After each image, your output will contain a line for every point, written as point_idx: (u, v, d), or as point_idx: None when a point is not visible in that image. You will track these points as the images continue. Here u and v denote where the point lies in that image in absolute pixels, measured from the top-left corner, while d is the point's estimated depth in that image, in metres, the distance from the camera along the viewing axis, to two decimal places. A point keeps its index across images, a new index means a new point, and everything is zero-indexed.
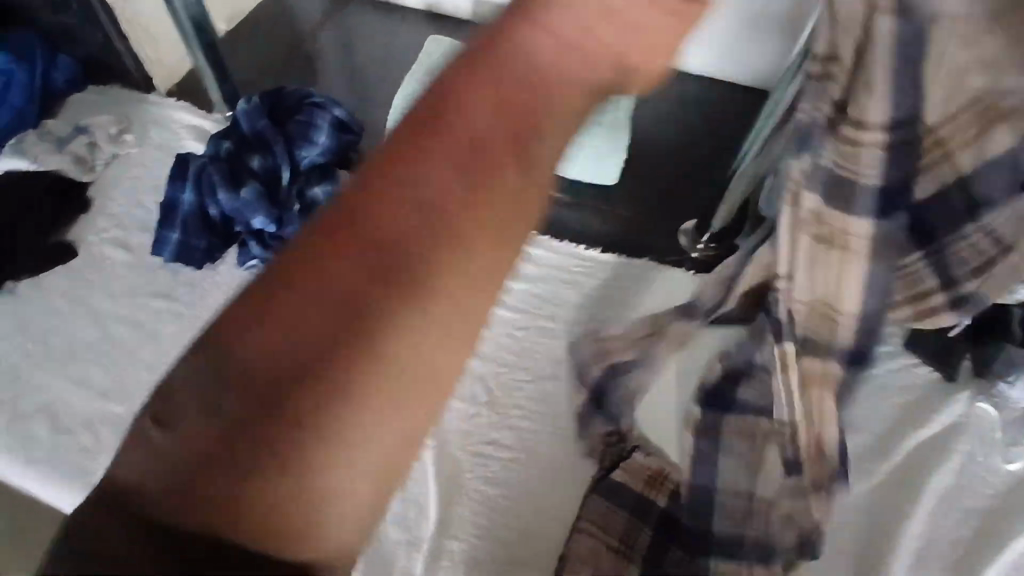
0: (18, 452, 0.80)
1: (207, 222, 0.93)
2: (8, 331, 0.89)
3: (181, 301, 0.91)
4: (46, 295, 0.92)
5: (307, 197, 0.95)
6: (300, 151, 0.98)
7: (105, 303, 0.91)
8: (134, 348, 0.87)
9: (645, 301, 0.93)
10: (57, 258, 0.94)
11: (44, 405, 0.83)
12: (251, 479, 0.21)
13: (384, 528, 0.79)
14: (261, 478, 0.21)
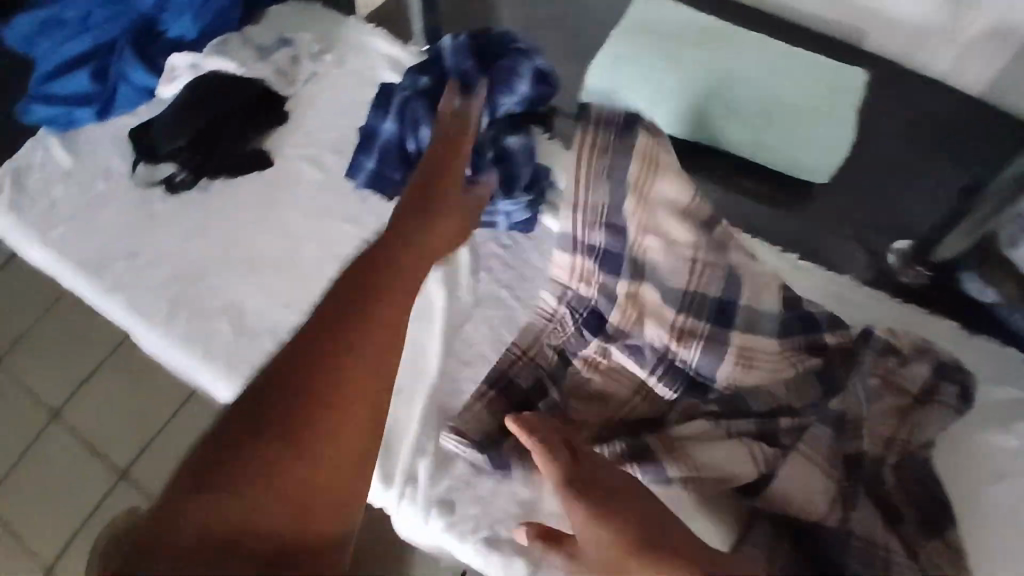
0: (200, 345, 0.83)
1: (402, 155, 0.91)
2: (197, 227, 0.92)
3: (366, 228, 0.92)
4: (237, 199, 0.93)
5: (500, 145, 0.90)
6: (500, 99, 0.92)
7: (295, 217, 0.92)
8: (319, 265, 0.88)
9: (846, 310, 0.89)
10: (254, 165, 0.96)
11: (229, 306, 0.86)
12: (268, 501, 0.45)
13: (538, 499, 0.75)
14: (284, 472, 0.46)
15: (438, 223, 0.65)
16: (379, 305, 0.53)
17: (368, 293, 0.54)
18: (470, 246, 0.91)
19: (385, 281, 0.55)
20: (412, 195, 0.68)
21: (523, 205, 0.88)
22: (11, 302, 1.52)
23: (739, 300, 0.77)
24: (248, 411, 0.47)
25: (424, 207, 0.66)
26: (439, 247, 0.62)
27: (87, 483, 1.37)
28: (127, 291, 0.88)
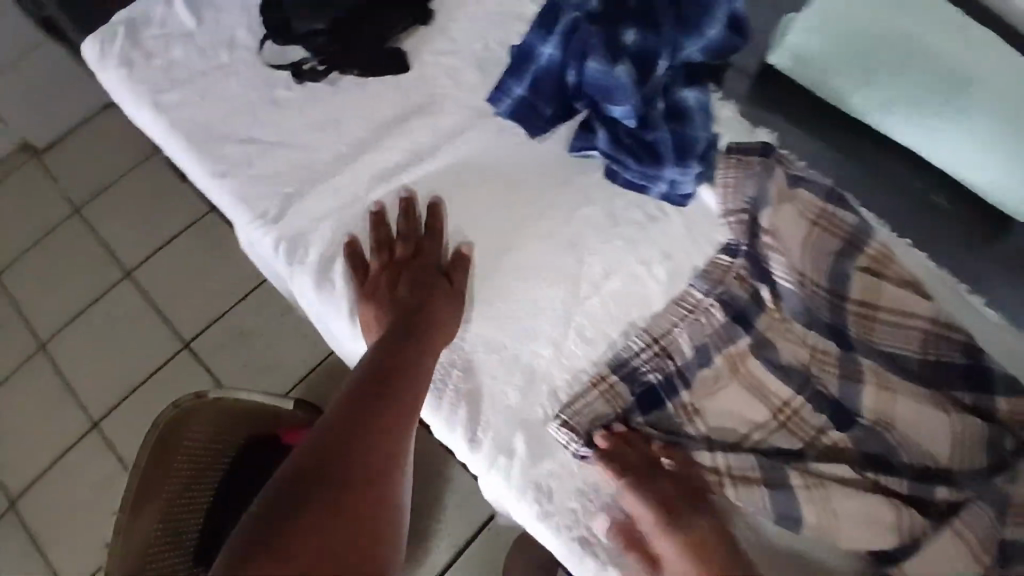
0: (298, 251, 0.78)
1: (559, 88, 0.81)
2: (319, 125, 0.83)
3: (501, 164, 0.81)
4: (367, 101, 0.83)
5: (674, 98, 0.79)
6: (682, 43, 0.79)
7: (426, 135, 0.82)
8: (444, 195, 0.80)
9: None
10: (390, 68, 0.85)
11: (343, 226, 0.78)
12: None
13: None
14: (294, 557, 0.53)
15: (410, 392, 0.67)
16: (382, 423, 0.63)
17: (376, 411, 0.64)
18: (611, 209, 0.80)
19: (394, 400, 0.65)
20: (419, 295, 0.73)
21: (692, 176, 0.77)
22: (100, 153, 1.49)
23: (890, 328, 0.74)
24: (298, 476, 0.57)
25: (432, 285, 0.74)
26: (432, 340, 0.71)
27: (148, 346, 1.36)
28: (237, 181, 0.81)
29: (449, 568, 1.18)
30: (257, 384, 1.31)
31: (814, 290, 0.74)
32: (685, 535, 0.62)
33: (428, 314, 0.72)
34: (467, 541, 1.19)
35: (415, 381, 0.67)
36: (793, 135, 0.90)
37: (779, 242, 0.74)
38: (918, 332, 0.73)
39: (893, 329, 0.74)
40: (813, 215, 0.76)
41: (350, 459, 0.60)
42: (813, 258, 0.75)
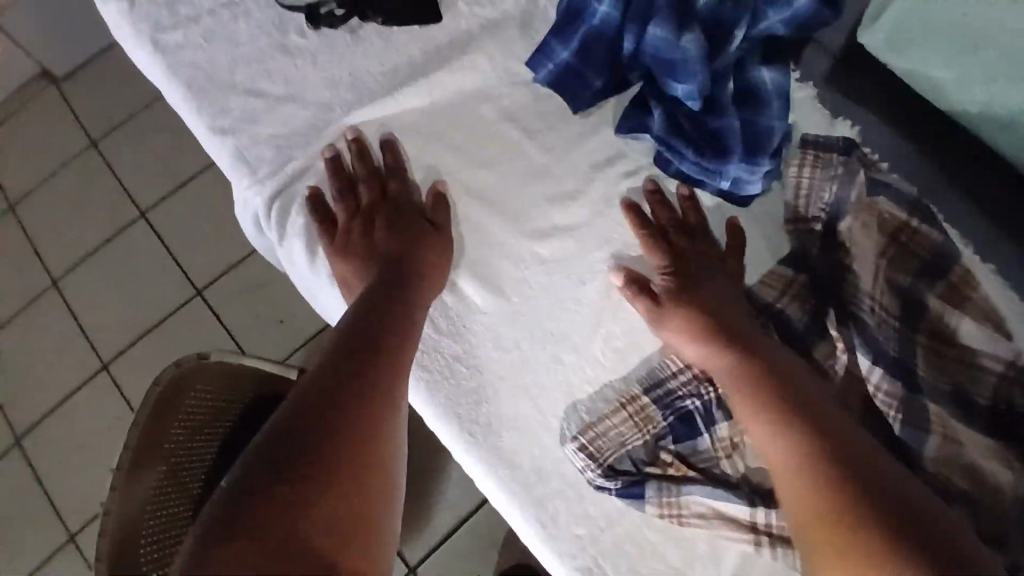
0: (299, 219, 0.69)
1: (612, 56, 0.69)
2: (333, 79, 0.73)
3: (536, 140, 0.72)
4: (391, 55, 0.73)
5: (747, 78, 0.67)
6: (765, 11, 0.66)
7: (452, 100, 0.73)
8: (468, 169, 0.71)
9: None
10: (419, 17, 0.74)
11: (349, 195, 0.69)
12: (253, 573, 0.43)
13: (659, 544, 0.61)
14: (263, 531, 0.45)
15: (387, 341, 0.59)
16: (368, 376, 0.57)
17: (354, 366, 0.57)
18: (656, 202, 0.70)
19: (374, 353, 0.58)
20: (399, 240, 0.66)
21: (762, 174, 0.65)
22: (117, 84, 1.41)
23: (965, 369, 0.64)
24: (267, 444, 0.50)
25: (413, 228, 0.66)
26: (411, 286, 0.63)
27: (157, 292, 1.30)
28: (239, 138, 0.72)
29: (453, 536, 1.07)
30: (266, 340, 1.26)
31: (882, 319, 0.64)
32: (747, 375, 0.57)
33: (404, 260, 0.65)
34: (474, 509, 1.08)
35: (393, 329, 0.60)
36: (876, 130, 0.78)
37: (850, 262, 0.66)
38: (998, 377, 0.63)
39: (967, 369, 0.64)
40: (895, 229, 0.66)
41: (336, 421, 0.53)
42: (884, 280, 0.65)
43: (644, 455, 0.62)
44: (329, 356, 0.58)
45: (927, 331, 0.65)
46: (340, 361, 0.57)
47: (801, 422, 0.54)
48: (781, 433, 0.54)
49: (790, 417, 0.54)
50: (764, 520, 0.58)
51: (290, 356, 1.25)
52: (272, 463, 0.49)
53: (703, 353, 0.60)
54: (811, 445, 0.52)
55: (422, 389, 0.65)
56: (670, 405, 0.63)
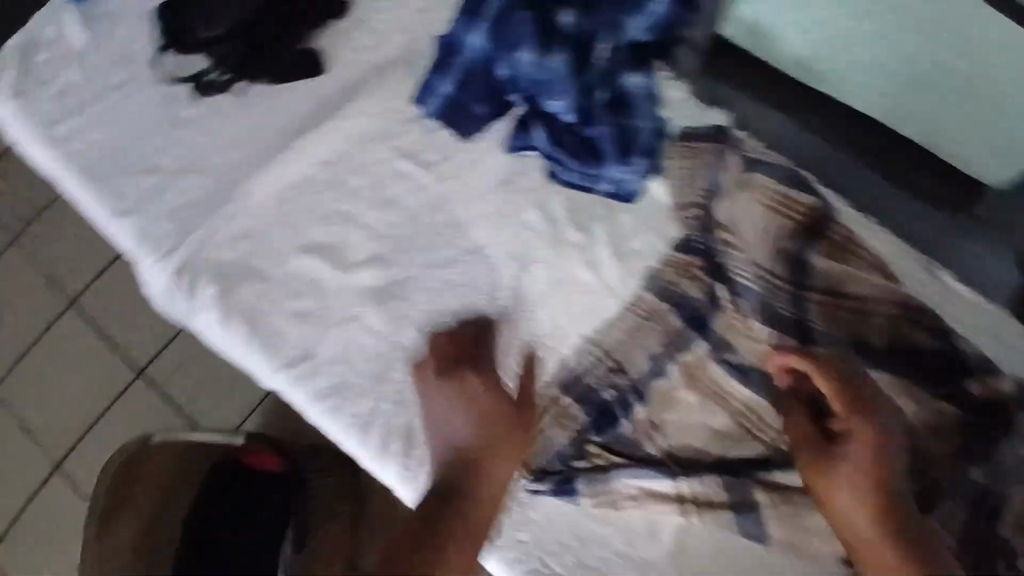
0: (212, 286, 0.70)
1: (490, 83, 0.72)
2: (227, 145, 0.75)
3: (432, 173, 0.74)
4: (279, 112, 0.76)
5: (616, 87, 0.71)
6: (626, 20, 0.71)
7: (343, 145, 0.74)
8: (366, 210, 0.72)
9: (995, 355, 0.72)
10: (303, 71, 0.76)
11: (253, 257, 0.70)
12: None
13: (602, 533, 0.65)
14: None
15: (490, 479, 0.62)
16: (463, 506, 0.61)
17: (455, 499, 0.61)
18: (553, 213, 0.73)
19: (467, 496, 0.62)
20: (467, 405, 0.64)
21: (638, 172, 0.71)
22: None
23: (857, 317, 0.68)
24: None
25: (460, 374, 0.65)
26: (480, 439, 0.63)
27: (101, 380, 1.23)
28: (143, 217, 0.74)
29: None
30: (217, 411, 1.18)
31: (773, 286, 0.68)
32: (855, 486, 0.59)
33: (468, 383, 0.65)
34: None
35: (465, 482, 0.62)
36: (757, 113, 0.79)
37: (735, 240, 0.69)
38: (885, 318, 0.68)
39: (860, 317, 0.68)
40: (771, 201, 0.69)
41: (433, 549, 0.60)
42: (768, 248, 0.68)
43: (576, 454, 0.65)
44: (410, 526, 0.62)
45: (818, 289, 0.68)
46: (446, 528, 0.61)
47: (893, 527, 0.57)
48: (874, 533, 0.58)
49: (884, 516, 0.58)
50: (690, 490, 0.64)
51: (243, 424, 1.17)
52: None
53: (817, 473, 0.61)
54: (909, 547, 0.57)
55: (351, 430, 0.66)
56: (594, 395, 0.67)
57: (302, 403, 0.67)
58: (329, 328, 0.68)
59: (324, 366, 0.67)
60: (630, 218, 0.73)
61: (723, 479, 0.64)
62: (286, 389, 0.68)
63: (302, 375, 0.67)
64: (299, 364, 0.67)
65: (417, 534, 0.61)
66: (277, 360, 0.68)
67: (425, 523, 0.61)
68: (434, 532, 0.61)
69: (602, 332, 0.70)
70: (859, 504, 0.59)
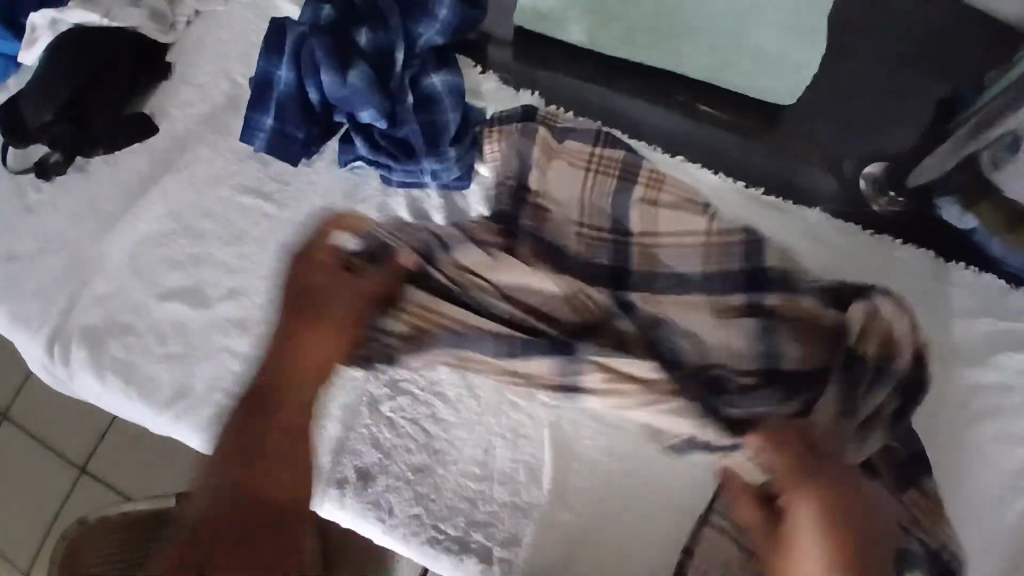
0: (82, 348, 0.73)
1: (306, 109, 0.78)
2: (77, 217, 0.79)
3: (273, 201, 0.79)
4: (120, 176, 0.80)
5: (421, 89, 0.78)
6: (417, 28, 0.79)
7: (186, 193, 0.79)
8: (215, 247, 0.76)
9: (818, 262, 0.78)
10: (136, 134, 0.82)
11: (117, 313, 0.74)
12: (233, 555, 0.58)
13: (488, 489, 0.69)
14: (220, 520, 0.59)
15: (321, 323, 0.69)
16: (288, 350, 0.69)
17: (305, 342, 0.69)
18: (392, 211, 0.79)
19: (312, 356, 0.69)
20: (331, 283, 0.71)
21: (451, 160, 0.77)
22: None
23: (677, 253, 0.73)
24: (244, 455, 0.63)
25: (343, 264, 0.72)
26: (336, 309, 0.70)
27: (41, 479, 1.24)
28: (10, 302, 0.77)
29: None
30: (163, 483, 1.19)
31: (586, 234, 0.75)
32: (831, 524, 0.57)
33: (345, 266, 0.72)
34: None
35: (319, 343, 0.69)
36: (569, 86, 0.89)
37: (549, 203, 0.76)
38: (700, 249, 0.72)
39: (673, 251, 0.73)
40: (585, 160, 0.77)
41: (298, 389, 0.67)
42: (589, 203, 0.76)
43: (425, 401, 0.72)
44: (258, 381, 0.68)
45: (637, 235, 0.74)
46: (291, 378, 0.68)
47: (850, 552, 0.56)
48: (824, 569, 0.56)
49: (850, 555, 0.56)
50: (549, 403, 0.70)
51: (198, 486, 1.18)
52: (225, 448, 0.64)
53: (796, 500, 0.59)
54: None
55: None
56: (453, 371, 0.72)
57: (185, 435, 0.70)
58: (192, 364, 0.72)
59: (200, 398, 0.71)
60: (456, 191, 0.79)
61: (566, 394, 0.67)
62: (169, 428, 0.71)
63: (180, 411, 0.70)
64: (176, 401, 0.71)
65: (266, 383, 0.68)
66: (155, 401, 0.71)
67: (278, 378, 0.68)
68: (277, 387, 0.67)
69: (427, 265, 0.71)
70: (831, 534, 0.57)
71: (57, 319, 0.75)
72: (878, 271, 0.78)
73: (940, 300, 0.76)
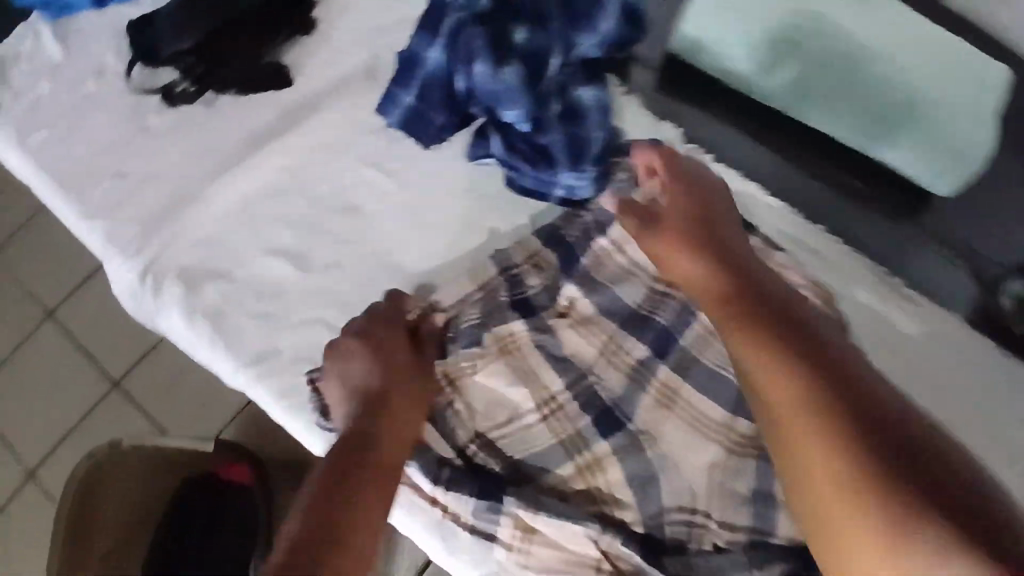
0: (175, 287, 0.71)
1: (448, 94, 0.74)
2: (195, 152, 0.77)
3: (396, 179, 0.76)
4: (247, 121, 0.78)
5: (570, 98, 0.74)
6: (577, 37, 0.74)
7: (310, 153, 0.76)
8: (328, 215, 0.73)
9: (949, 381, 0.72)
10: (270, 81, 0.78)
11: (217, 259, 0.71)
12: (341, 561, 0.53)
13: None
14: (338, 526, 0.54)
15: (395, 336, 0.65)
16: (380, 438, 0.60)
17: (387, 350, 0.64)
18: (514, 219, 0.75)
19: (398, 363, 0.64)
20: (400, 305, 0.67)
21: (589, 179, 0.73)
22: None
23: None
24: (341, 460, 0.58)
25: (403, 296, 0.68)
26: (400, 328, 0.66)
27: (75, 387, 1.23)
28: (110, 219, 0.75)
29: None
30: (190, 424, 1.18)
31: (657, 295, 0.70)
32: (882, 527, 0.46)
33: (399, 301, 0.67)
34: None
35: (400, 352, 0.64)
36: (706, 128, 0.82)
37: (628, 255, 0.71)
38: None
39: None
40: None
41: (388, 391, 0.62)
42: None
43: (481, 454, 0.64)
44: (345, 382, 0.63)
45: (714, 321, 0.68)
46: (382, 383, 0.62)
47: None
48: None
49: (871, 442, 0.49)
50: (598, 485, 0.64)
51: (222, 431, 1.16)
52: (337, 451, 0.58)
53: (756, 356, 0.56)
54: (871, 483, 0.47)
55: (309, 422, 0.66)
56: (537, 419, 0.65)
57: (261, 397, 0.67)
58: (282, 329, 0.68)
59: (286, 364, 0.67)
60: (554, 224, 0.73)
61: (630, 477, 0.63)
62: (248, 388, 0.68)
63: (260, 373, 0.67)
64: (259, 362, 0.67)
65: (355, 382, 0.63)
66: (239, 356, 0.68)
67: (369, 375, 0.63)
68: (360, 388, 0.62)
69: (528, 299, 0.70)
70: (804, 407, 0.52)
71: (154, 250, 0.73)
72: (900, 362, 0.74)
73: (950, 397, 0.72)
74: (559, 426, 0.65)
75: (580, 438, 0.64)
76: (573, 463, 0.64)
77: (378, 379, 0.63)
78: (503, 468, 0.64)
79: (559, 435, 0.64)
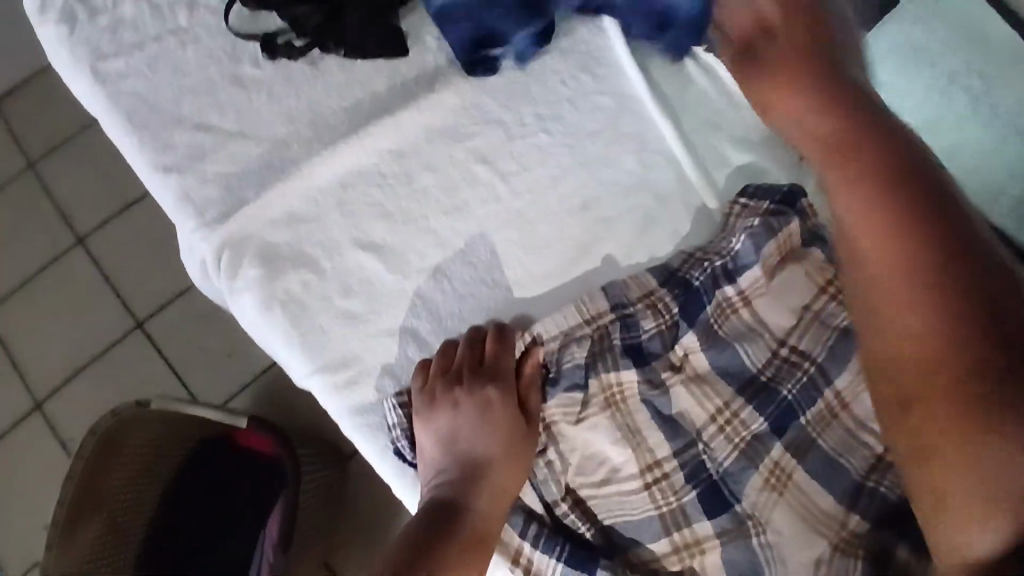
0: (255, 267, 0.64)
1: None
2: (291, 114, 0.69)
3: (506, 180, 0.67)
4: (352, 89, 0.69)
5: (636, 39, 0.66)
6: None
7: (417, 137, 0.68)
8: (430, 212, 0.66)
9: None
10: (385, 48, 0.69)
11: (303, 243, 0.65)
12: None
13: None
14: None
15: (501, 387, 0.60)
16: (476, 502, 0.57)
17: (492, 402, 0.60)
18: (631, 244, 0.66)
19: (504, 418, 0.60)
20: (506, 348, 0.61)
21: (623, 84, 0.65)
22: (39, 99, 1.25)
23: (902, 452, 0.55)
24: (433, 521, 0.56)
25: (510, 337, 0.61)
26: (508, 379, 0.61)
27: (101, 323, 1.16)
28: (189, 175, 0.68)
29: None
30: (214, 383, 1.11)
31: (783, 363, 0.59)
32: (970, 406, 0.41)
33: (508, 339, 0.61)
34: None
35: (508, 406, 0.60)
36: None
37: (754, 311, 0.60)
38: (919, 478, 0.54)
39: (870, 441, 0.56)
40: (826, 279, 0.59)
41: (490, 452, 0.59)
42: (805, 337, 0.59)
43: (571, 515, 0.58)
44: (445, 430, 0.60)
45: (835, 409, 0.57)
46: (486, 440, 0.59)
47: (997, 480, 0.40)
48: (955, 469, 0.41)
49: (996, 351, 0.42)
50: (693, 566, 0.57)
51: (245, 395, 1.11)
52: (433, 512, 0.57)
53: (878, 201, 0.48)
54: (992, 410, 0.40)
55: (387, 444, 0.61)
56: (634, 487, 0.58)
57: (334, 407, 0.62)
58: (369, 335, 0.62)
59: (366, 372, 0.62)
60: (669, 262, 0.63)
61: (729, 566, 0.56)
62: (321, 395, 0.63)
63: (339, 381, 0.62)
64: (338, 368, 0.62)
65: (457, 433, 0.60)
66: (315, 359, 0.62)
67: (473, 426, 0.60)
68: (462, 441, 0.60)
69: (641, 345, 0.61)
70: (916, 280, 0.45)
71: (235, 220, 0.66)
72: None
73: None
74: (662, 499, 0.58)
75: (679, 512, 0.57)
76: (668, 541, 0.57)
77: (481, 436, 0.60)
78: (593, 534, 0.58)
79: (660, 508, 0.57)
